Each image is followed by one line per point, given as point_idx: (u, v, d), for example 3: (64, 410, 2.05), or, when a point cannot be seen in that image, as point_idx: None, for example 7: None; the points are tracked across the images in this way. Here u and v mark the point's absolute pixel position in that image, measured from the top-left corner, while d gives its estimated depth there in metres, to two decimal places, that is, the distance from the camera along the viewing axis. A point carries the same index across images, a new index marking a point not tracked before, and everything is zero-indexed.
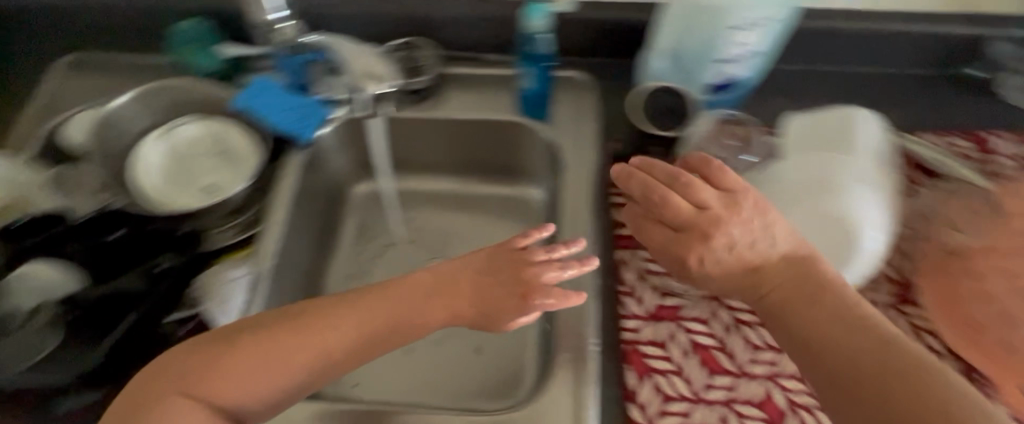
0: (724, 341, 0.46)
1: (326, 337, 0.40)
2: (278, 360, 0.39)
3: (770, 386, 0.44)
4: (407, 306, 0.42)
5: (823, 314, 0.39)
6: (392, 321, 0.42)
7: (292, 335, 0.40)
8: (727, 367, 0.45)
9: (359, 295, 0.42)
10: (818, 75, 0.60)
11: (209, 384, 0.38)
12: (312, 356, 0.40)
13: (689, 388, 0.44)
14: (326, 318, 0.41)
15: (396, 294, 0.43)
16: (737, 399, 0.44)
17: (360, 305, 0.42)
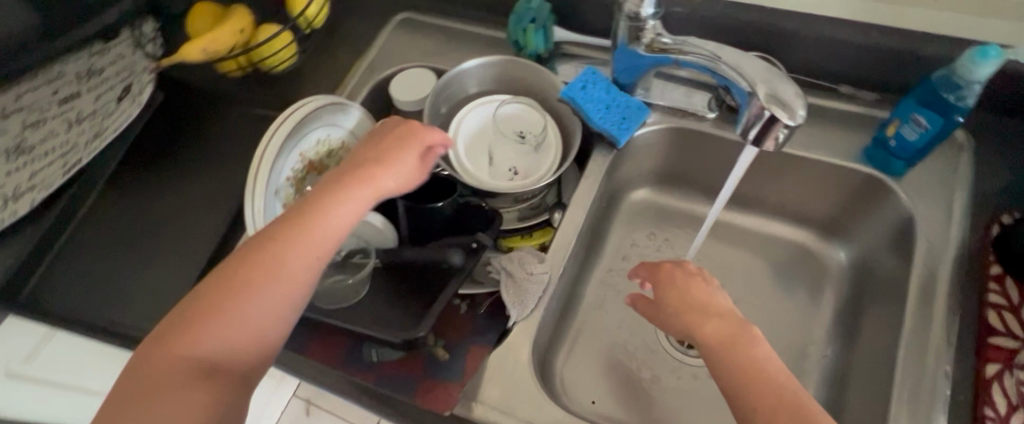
0: (1020, 372, 0.53)
1: (222, 300, 0.46)
2: (215, 315, 0.45)
3: None
4: (273, 249, 0.48)
5: (727, 359, 0.47)
6: (267, 264, 0.47)
7: (197, 302, 0.46)
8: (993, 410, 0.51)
9: (196, 309, 0.46)
10: (996, 168, 0.63)
11: (174, 359, 0.43)
12: (239, 308, 0.46)
13: (1006, 405, 0.51)
14: (209, 286, 0.47)
15: (256, 247, 0.48)
16: None
17: (243, 264, 0.47)
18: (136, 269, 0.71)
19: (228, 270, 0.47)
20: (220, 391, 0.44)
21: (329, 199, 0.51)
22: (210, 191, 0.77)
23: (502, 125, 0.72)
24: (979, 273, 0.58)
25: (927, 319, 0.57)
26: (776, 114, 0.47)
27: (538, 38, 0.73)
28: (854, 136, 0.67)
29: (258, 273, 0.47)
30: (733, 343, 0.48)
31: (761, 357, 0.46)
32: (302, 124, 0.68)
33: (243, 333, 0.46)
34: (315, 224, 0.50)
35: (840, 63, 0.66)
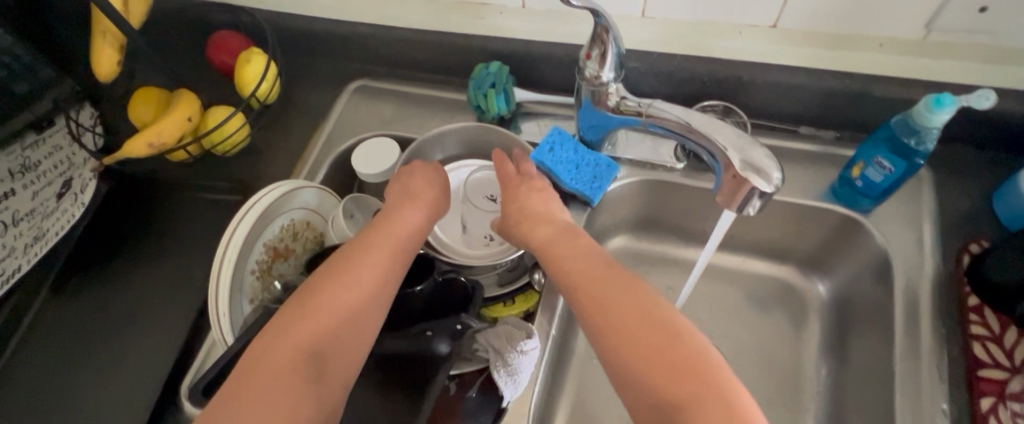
0: (1011, 401, 0.53)
1: (325, 297, 0.52)
2: (320, 307, 0.52)
3: None
4: (361, 254, 0.56)
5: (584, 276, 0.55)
6: (358, 265, 0.55)
7: (303, 299, 0.53)
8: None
9: (304, 300, 0.52)
10: (957, 196, 0.65)
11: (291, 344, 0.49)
12: (339, 301, 0.52)
13: None
14: (312, 287, 0.54)
15: (344, 255, 0.56)
16: None
17: (333, 269, 0.55)
18: (91, 386, 0.65)
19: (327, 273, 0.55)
20: (330, 371, 0.49)
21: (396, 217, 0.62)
22: (167, 288, 0.72)
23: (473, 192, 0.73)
24: (958, 305, 0.59)
25: (916, 355, 0.57)
26: (755, 184, 0.46)
27: (500, 102, 0.72)
28: (820, 175, 0.68)
29: (348, 274, 0.54)
30: (575, 251, 0.58)
31: (596, 261, 0.56)
32: (264, 214, 0.64)
33: (343, 321, 0.51)
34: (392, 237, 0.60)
35: (799, 105, 0.67)
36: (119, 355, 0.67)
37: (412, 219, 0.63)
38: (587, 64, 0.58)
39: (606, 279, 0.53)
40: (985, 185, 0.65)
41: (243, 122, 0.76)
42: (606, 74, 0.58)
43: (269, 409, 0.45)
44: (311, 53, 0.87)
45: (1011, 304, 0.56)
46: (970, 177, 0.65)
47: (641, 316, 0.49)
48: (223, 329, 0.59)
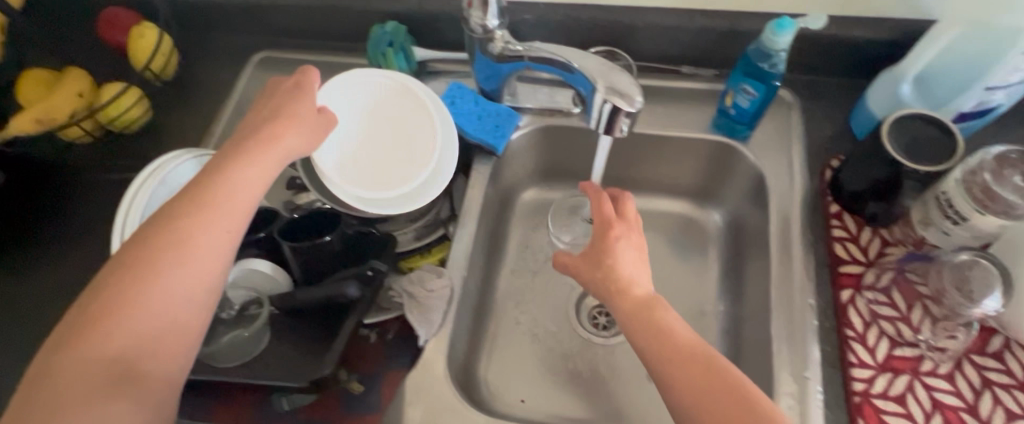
0: (866, 290, 0.60)
1: (132, 290, 0.43)
2: (127, 304, 0.43)
3: (914, 320, 0.58)
4: (179, 227, 0.46)
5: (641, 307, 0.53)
6: (177, 241, 0.45)
7: (103, 297, 0.43)
8: (845, 327, 0.59)
9: (98, 306, 0.43)
10: (820, 117, 0.72)
11: (89, 352, 0.41)
12: (150, 293, 0.44)
13: (858, 321, 0.59)
14: (114, 278, 0.44)
15: (159, 230, 0.46)
16: (889, 330, 0.58)
17: (143, 248, 0.45)
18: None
19: (119, 270, 0.44)
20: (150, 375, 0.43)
21: (214, 182, 0.48)
22: (69, 272, 0.69)
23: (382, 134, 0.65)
24: (822, 213, 0.65)
25: (789, 259, 0.63)
26: (617, 105, 0.50)
27: (400, 61, 0.74)
28: (702, 112, 0.74)
29: (162, 255, 0.44)
30: (657, 318, 0.52)
31: (677, 330, 0.50)
32: (164, 182, 0.62)
33: (156, 319, 0.43)
34: (202, 214, 0.47)
35: (676, 46, 0.73)
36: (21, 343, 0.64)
37: (239, 184, 0.49)
38: (472, 14, 0.61)
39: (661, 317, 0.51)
40: (841, 105, 0.72)
41: (140, 95, 0.74)
42: (490, 21, 0.61)
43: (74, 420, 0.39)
44: (207, 27, 0.86)
45: (861, 207, 0.62)
46: (829, 99, 0.72)
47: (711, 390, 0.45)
48: None
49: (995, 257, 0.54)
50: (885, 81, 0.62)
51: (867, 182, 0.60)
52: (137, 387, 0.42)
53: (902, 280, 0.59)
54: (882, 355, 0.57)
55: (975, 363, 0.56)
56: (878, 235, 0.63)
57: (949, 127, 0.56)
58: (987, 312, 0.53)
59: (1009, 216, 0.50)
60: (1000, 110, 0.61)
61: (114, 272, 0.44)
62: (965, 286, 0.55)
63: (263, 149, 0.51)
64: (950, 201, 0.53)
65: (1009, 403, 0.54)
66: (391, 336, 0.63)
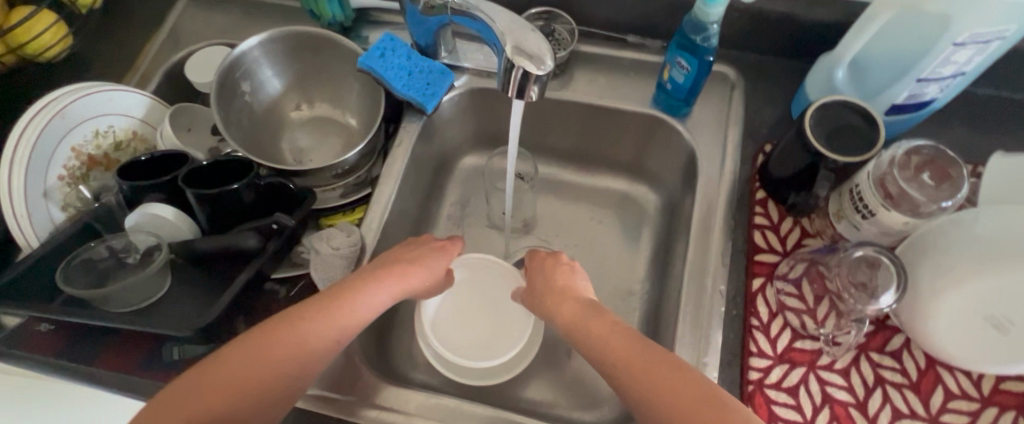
0: (778, 280, 0.60)
1: (282, 343, 0.48)
2: (272, 351, 0.47)
3: (819, 315, 0.58)
4: (338, 311, 0.51)
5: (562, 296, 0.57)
6: (330, 321, 0.50)
7: (261, 339, 0.48)
8: (751, 316, 0.58)
9: (257, 342, 0.47)
10: (762, 100, 0.69)
11: (231, 376, 0.45)
12: (301, 353, 0.48)
13: (765, 311, 0.58)
14: (274, 328, 0.49)
15: (324, 305, 0.51)
16: (793, 322, 0.58)
17: (302, 317, 0.50)
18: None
19: (277, 323, 0.49)
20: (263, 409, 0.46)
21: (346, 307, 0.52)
22: None
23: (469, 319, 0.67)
24: (748, 199, 0.64)
25: (707, 244, 0.62)
26: (525, 67, 0.49)
27: (332, 6, 0.71)
28: (645, 86, 0.71)
29: (314, 327, 0.49)
30: (584, 296, 0.57)
31: (604, 309, 0.54)
32: (65, 115, 0.61)
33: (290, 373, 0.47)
34: (314, 331, 0.49)
35: (622, 16, 0.70)
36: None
37: (354, 315, 0.52)
38: None
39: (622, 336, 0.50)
40: (785, 89, 0.70)
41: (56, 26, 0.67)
42: None
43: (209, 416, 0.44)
44: None
45: (785, 195, 0.61)
46: (773, 82, 0.70)
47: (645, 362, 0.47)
48: (23, 230, 0.58)
49: (895, 255, 0.52)
50: (825, 64, 0.61)
51: (789, 169, 0.58)
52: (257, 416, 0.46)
53: (813, 271, 0.59)
54: (782, 345, 0.57)
55: (872, 361, 0.56)
56: (799, 225, 0.62)
57: (873, 116, 0.54)
58: (880, 309, 0.52)
59: (914, 214, 0.51)
60: (940, 104, 0.60)
61: (273, 325, 0.49)
62: (871, 277, 0.53)
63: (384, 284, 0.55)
64: (861, 194, 0.54)
65: (897, 403, 0.54)
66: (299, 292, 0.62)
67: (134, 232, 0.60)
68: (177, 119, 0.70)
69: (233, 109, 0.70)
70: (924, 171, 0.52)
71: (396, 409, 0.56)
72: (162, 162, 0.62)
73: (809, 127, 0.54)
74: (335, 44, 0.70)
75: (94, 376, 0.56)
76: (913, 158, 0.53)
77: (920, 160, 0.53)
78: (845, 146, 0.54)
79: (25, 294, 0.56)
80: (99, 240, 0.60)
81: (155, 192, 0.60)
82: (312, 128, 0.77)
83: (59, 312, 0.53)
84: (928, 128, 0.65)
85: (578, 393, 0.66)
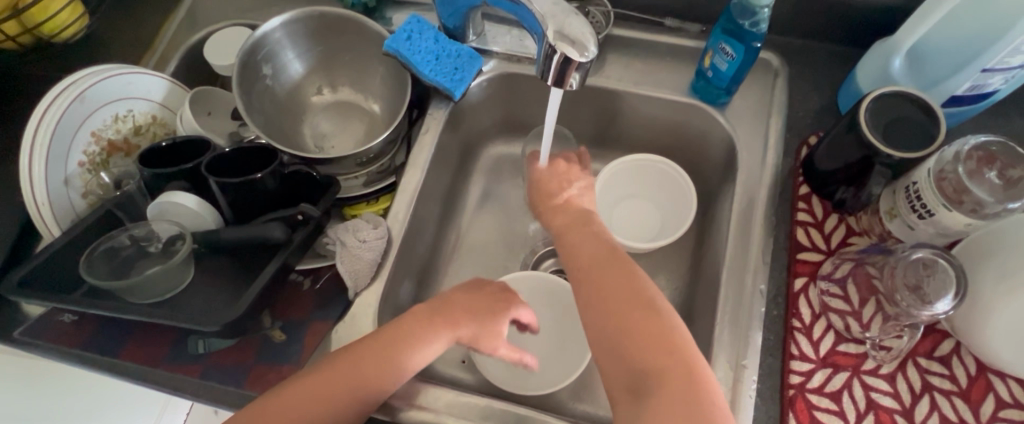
0: (822, 280, 0.57)
1: (331, 389, 0.47)
2: (314, 397, 0.47)
3: (867, 319, 0.55)
4: (389, 361, 0.50)
5: (589, 240, 0.53)
6: (374, 370, 0.49)
7: (309, 381, 0.48)
8: (793, 318, 0.56)
9: (304, 384, 0.47)
10: (807, 88, 0.66)
11: (272, 415, 0.46)
12: (344, 398, 0.47)
13: (808, 313, 0.56)
14: (322, 370, 0.48)
15: (377, 353, 0.50)
16: (837, 325, 0.55)
17: (351, 362, 0.49)
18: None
19: (327, 367, 0.49)
20: None
21: (401, 360, 0.50)
22: None
23: (519, 331, 0.66)
24: (790, 193, 0.62)
25: (747, 239, 0.59)
26: (567, 54, 0.46)
27: None
28: (682, 71, 0.68)
29: (363, 375, 0.48)
30: (580, 235, 0.54)
31: (603, 239, 0.53)
32: (84, 99, 0.59)
33: (332, 415, 0.47)
34: (364, 381, 0.48)
35: None
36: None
37: (396, 363, 0.50)
38: None
39: (606, 257, 0.50)
40: (832, 77, 0.66)
41: (77, 14, 0.65)
42: None
43: None
44: None
45: (831, 191, 0.58)
46: (819, 69, 0.67)
47: (618, 291, 0.47)
48: (44, 218, 0.57)
49: (954, 258, 0.49)
50: (880, 52, 0.58)
51: (837, 163, 0.55)
52: None
53: (860, 273, 0.56)
54: (826, 348, 0.54)
55: (921, 368, 0.53)
56: (844, 223, 0.59)
57: (934, 110, 0.51)
58: (935, 315, 0.49)
59: (976, 215, 0.48)
60: (1001, 96, 0.56)
61: (324, 367, 0.49)
62: (925, 282, 0.51)
63: (426, 345, 0.51)
64: (918, 193, 0.51)
65: (949, 414, 0.52)
66: (324, 282, 0.61)
67: (157, 223, 0.58)
68: (197, 104, 0.68)
69: (257, 94, 0.67)
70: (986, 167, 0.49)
71: (426, 407, 0.55)
72: (183, 148, 0.61)
73: (860, 118, 0.51)
74: (363, 28, 0.67)
75: (118, 367, 0.55)
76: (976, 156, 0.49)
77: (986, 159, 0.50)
78: (900, 141, 0.51)
79: (50, 284, 0.55)
80: (121, 228, 0.59)
81: (180, 180, 0.59)
82: (334, 113, 0.74)
83: (85, 304, 0.53)
84: (984, 121, 0.61)
85: (608, 390, 0.65)
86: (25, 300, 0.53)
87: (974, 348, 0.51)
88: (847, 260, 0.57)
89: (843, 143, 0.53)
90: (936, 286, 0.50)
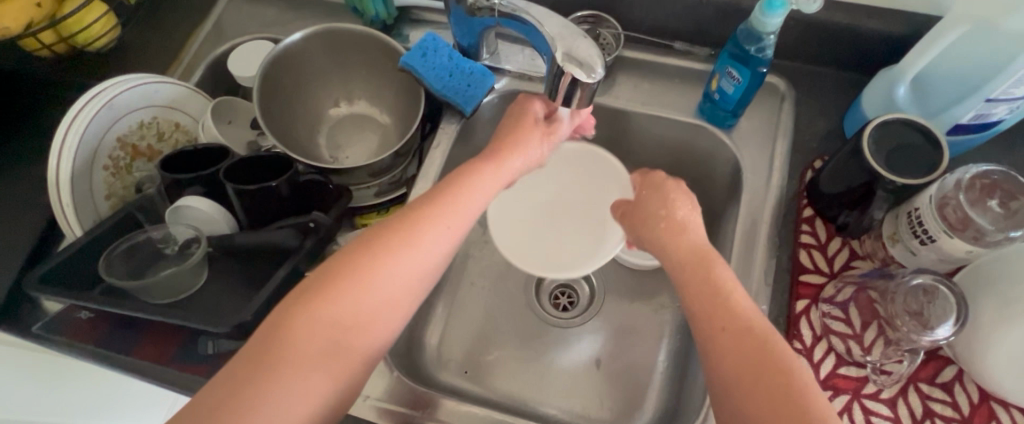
0: (824, 302, 0.57)
1: (384, 253, 0.47)
2: (371, 269, 0.46)
3: (869, 343, 0.55)
4: (441, 219, 0.50)
5: (703, 276, 0.47)
6: (422, 229, 0.49)
7: (359, 253, 0.47)
8: (795, 340, 0.56)
9: (354, 257, 0.46)
10: (813, 112, 0.67)
11: (331, 300, 0.44)
12: (403, 258, 0.47)
13: (809, 334, 0.56)
14: (372, 240, 0.48)
15: (422, 216, 0.49)
16: (838, 347, 0.55)
17: (400, 226, 0.48)
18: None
19: (369, 240, 0.48)
20: (372, 327, 0.45)
21: (445, 214, 0.50)
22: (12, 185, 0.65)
23: (562, 205, 0.70)
24: (794, 215, 0.62)
25: (750, 260, 0.60)
26: (575, 75, 0.48)
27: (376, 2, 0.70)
28: (690, 93, 0.69)
29: (411, 233, 0.48)
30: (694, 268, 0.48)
31: (715, 274, 0.47)
32: (112, 106, 0.61)
33: (403, 287, 0.47)
34: (416, 242, 0.48)
35: (673, 21, 0.67)
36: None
37: (445, 222, 0.50)
38: None
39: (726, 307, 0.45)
40: (838, 102, 0.67)
41: (111, 29, 0.68)
42: None
43: (312, 343, 0.42)
44: None
45: (834, 214, 0.59)
46: (826, 94, 0.68)
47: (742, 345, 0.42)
48: (68, 219, 0.59)
49: (954, 284, 0.50)
50: (884, 79, 0.59)
51: (840, 188, 0.56)
52: (356, 335, 0.44)
53: (862, 297, 0.56)
54: (828, 371, 0.54)
55: (922, 393, 0.53)
56: (847, 246, 0.59)
57: (937, 138, 0.52)
58: (936, 341, 0.49)
59: (978, 243, 0.48)
60: (1006, 125, 0.57)
61: (369, 237, 0.48)
62: (928, 307, 0.51)
63: (448, 206, 0.51)
64: (920, 219, 0.51)
65: None
66: None
67: (175, 226, 0.60)
68: (218, 113, 0.70)
69: (276, 106, 0.70)
70: (985, 195, 0.50)
71: (428, 415, 0.56)
72: (203, 154, 0.63)
73: (864, 147, 0.52)
74: (382, 45, 0.70)
75: (132, 364, 0.57)
76: (975, 183, 0.50)
77: (985, 187, 0.50)
78: (903, 169, 0.51)
79: (69, 280, 0.57)
80: (141, 229, 0.61)
81: (199, 185, 0.61)
82: (349, 124, 0.77)
83: (103, 303, 0.55)
84: (988, 150, 0.62)
85: None
86: (43, 295, 0.54)
87: (975, 374, 0.51)
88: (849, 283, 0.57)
89: (848, 170, 0.54)
90: (935, 311, 0.51)
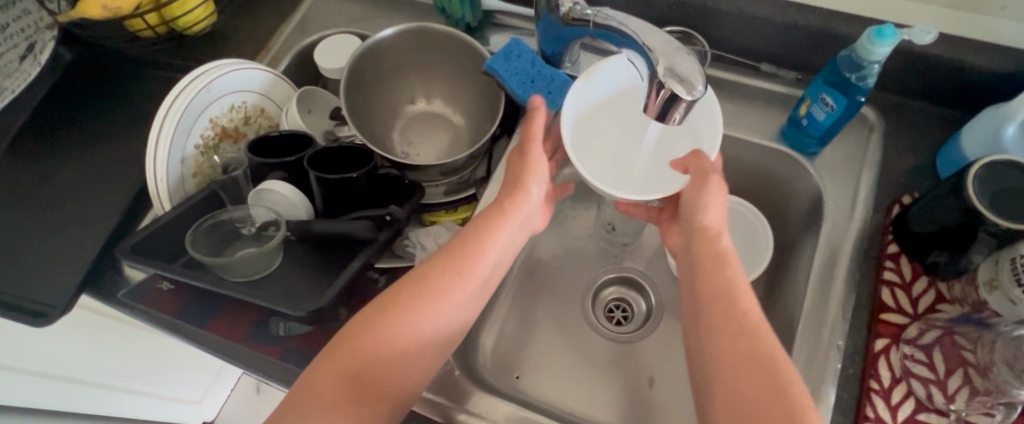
0: (906, 344, 0.55)
1: (402, 308, 0.48)
2: (391, 322, 0.47)
3: (952, 392, 0.53)
4: (461, 274, 0.51)
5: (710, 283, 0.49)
6: (442, 283, 0.50)
7: (379, 307, 0.48)
8: (873, 380, 0.54)
9: (377, 309, 0.48)
10: (903, 146, 0.64)
11: (352, 352, 0.46)
12: (421, 312, 0.48)
13: (888, 375, 0.54)
14: (394, 293, 0.49)
15: (442, 270, 0.50)
16: (919, 392, 0.53)
17: (418, 281, 0.50)
18: (15, 241, 0.63)
19: (394, 294, 0.49)
20: (389, 381, 0.46)
21: (465, 271, 0.51)
22: (107, 155, 0.69)
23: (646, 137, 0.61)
24: (877, 251, 0.60)
25: (828, 292, 0.58)
26: (675, 91, 0.47)
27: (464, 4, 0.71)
28: (772, 117, 0.68)
29: (432, 288, 0.49)
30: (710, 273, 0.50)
31: (729, 278, 0.49)
32: (210, 89, 0.64)
33: (420, 341, 0.48)
34: (437, 299, 0.49)
35: (762, 43, 0.66)
36: (39, 213, 0.65)
37: (468, 277, 0.51)
38: None
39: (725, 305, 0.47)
40: (931, 138, 0.65)
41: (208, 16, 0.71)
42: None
43: (326, 393, 0.44)
44: None
45: (923, 253, 0.56)
46: (918, 128, 0.65)
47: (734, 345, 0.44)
48: (159, 192, 0.61)
49: None
50: (989, 117, 0.56)
51: (933, 227, 0.54)
52: (372, 388, 0.45)
53: (947, 341, 0.54)
54: (906, 416, 0.52)
55: None
56: (934, 288, 0.57)
57: None
58: None
59: None
60: None
61: (394, 291, 0.49)
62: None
63: (475, 260, 0.52)
64: None
65: None
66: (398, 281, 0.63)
67: (257, 206, 0.62)
68: (302, 101, 0.72)
69: (358, 100, 0.72)
70: None
71: (486, 417, 0.56)
72: (288, 140, 0.65)
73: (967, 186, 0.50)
74: (466, 47, 0.71)
75: (205, 337, 0.59)
76: None
77: None
78: (1008, 212, 0.49)
79: (155, 251, 0.59)
80: (225, 208, 0.64)
81: (284, 169, 0.63)
82: (423, 123, 0.78)
83: (187, 275, 0.57)
84: None
85: None
86: (131, 262, 0.57)
87: None
88: (935, 327, 0.55)
89: (944, 208, 0.52)
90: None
